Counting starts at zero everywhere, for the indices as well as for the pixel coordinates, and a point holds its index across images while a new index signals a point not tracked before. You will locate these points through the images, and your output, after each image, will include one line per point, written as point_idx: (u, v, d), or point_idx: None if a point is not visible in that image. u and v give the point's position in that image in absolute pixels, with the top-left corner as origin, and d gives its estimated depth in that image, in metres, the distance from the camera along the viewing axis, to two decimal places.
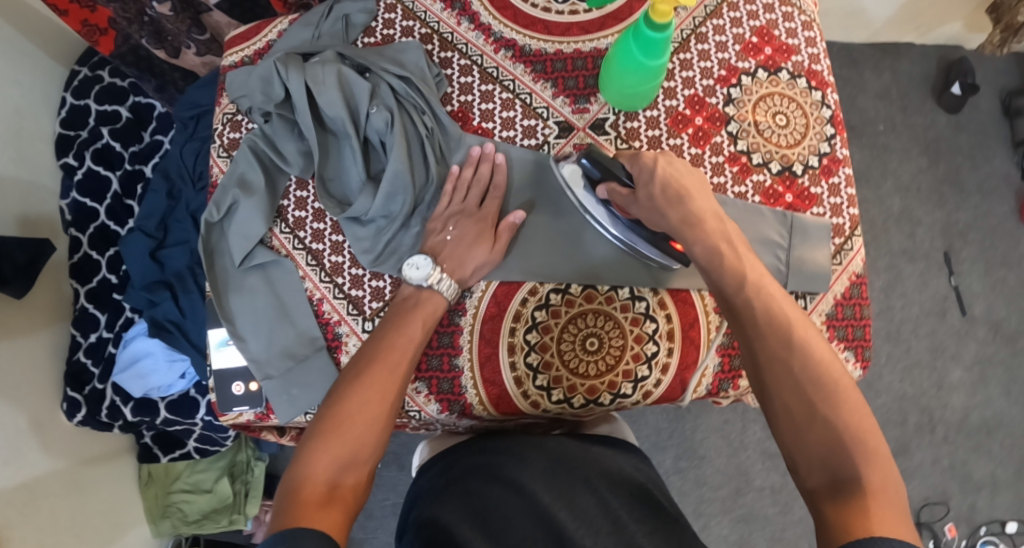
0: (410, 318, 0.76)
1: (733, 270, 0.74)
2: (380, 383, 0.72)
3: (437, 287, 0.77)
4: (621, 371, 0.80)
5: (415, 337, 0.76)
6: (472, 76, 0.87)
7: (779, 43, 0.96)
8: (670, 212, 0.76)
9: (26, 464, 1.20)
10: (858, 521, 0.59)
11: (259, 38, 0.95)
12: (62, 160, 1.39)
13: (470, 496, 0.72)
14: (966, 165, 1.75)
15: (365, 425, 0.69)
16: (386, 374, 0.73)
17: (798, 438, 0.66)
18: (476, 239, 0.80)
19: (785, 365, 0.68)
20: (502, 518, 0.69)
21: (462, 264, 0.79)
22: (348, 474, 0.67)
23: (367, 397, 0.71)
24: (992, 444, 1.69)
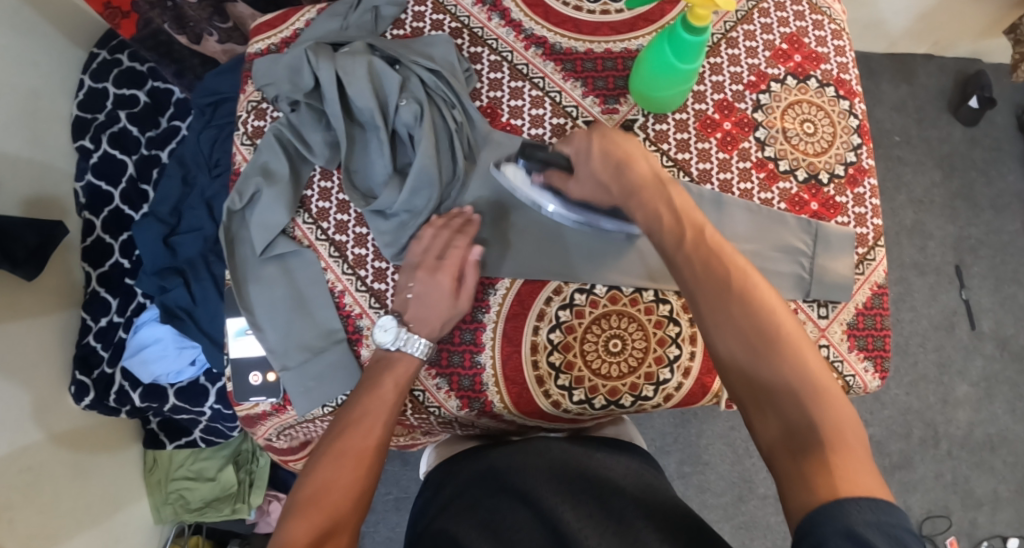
0: (381, 377, 0.75)
1: (671, 226, 0.72)
2: (356, 449, 0.70)
3: (405, 349, 0.76)
4: (643, 373, 0.80)
5: (389, 399, 0.74)
6: (502, 72, 0.87)
7: (810, 50, 0.96)
8: (609, 177, 0.75)
9: (32, 445, 1.20)
10: (821, 476, 0.58)
11: (286, 26, 0.94)
12: (78, 142, 1.38)
13: (476, 508, 0.74)
14: (980, 180, 1.75)
15: (344, 495, 0.67)
16: (362, 434, 0.71)
17: (753, 389, 0.64)
18: (439, 295, 0.77)
19: (728, 318, 0.66)
20: (510, 529, 0.71)
21: (426, 316, 0.77)
22: (331, 547, 0.64)
23: (345, 459, 0.69)
24: (995, 460, 1.70)
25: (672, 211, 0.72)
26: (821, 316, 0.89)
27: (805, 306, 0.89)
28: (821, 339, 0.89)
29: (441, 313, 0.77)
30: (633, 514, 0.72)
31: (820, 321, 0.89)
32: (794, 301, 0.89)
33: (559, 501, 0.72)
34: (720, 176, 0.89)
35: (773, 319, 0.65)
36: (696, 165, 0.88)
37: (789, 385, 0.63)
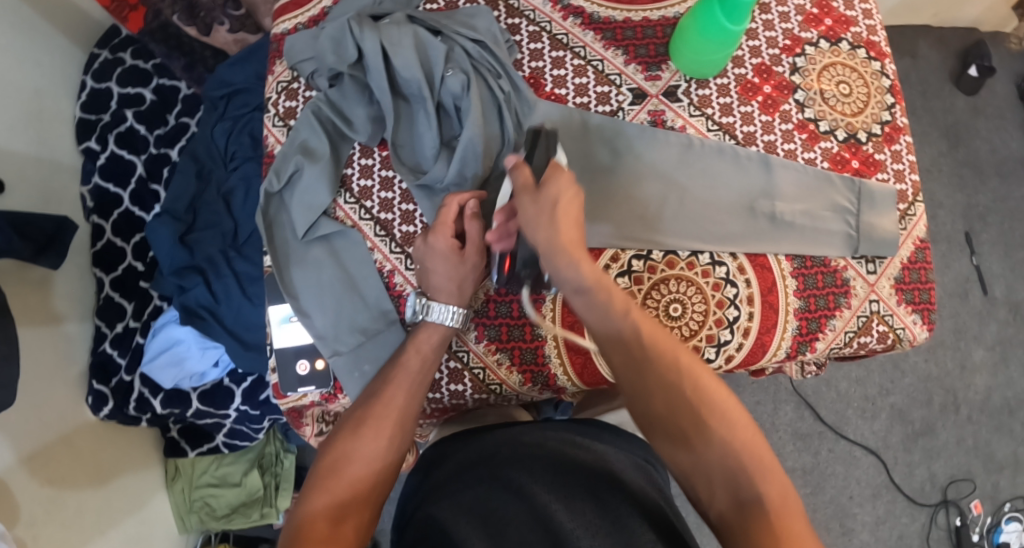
0: (403, 348, 0.75)
1: (607, 299, 0.70)
2: (376, 419, 0.69)
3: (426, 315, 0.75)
4: (704, 336, 0.80)
5: (412, 370, 0.73)
6: (542, 43, 0.85)
7: (839, 14, 0.95)
8: (551, 234, 0.69)
9: (50, 459, 1.15)
10: (771, 543, 0.59)
11: (313, 5, 0.93)
12: (84, 144, 1.34)
13: (462, 499, 0.70)
14: (984, 148, 1.78)
15: (363, 465, 0.67)
16: (384, 403, 0.71)
17: (696, 463, 0.64)
18: (446, 258, 0.75)
19: (665, 399, 0.66)
20: (500, 520, 0.67)
21: (439, 280, 0.75)
22: (349, 518, 0.63)
23: (366, 427, 0.69)
24: (1014, 423, 1.72)
25: (606, 283, 0.69)
26: (870, 272, 0.88)
27: (853, 262, 0.88)
28: (870, 295, 0.88)
29: (455, 277, 0.75)
30: (628, 513, 0.68)
31: (869, 276, 0.88)
32: (842, 259, 0.88)
33: (554, 496, 0.68)
34: (765, 139, 0.87)
35: (707, 391, 0.66)
36: (741, 129, 0.86)
37: (734, 458, 0.64)
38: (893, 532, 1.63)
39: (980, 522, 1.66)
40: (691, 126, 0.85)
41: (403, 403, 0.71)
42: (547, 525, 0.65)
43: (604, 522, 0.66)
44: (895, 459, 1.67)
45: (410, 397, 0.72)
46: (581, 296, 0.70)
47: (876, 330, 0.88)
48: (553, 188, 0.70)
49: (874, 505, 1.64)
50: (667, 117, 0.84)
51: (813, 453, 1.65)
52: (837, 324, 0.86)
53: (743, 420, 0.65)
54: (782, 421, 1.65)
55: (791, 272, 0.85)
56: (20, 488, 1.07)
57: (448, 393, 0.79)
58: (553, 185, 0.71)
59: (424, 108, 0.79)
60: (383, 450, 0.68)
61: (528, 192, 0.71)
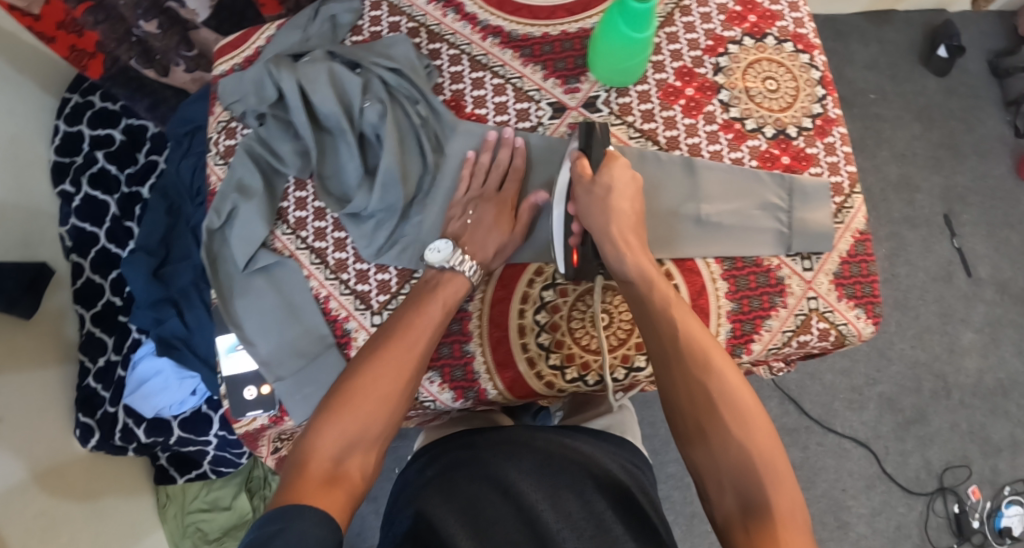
0: (426, 300, 0.76)
1: (649, 292, 0.74)
2: (393, 357, 0.72)
3: (458, 269, 0.77)
4: (633, 344, 0.79)
5: (429, 323, 0.75)
6: (462, 65, 0.87)
7: (763, 9, 0.94)
8: (605, 219, 0.75)
9: (40, 489, 1.19)
10: None
11: (248, 46, 0.97)
12: (59, 187, 1.39)
13: (455, 491, 0.73)
14: (960, 128, 1.75)
15: (375, 403, 0.70)
16: (403, 344, 0.73)
17: (710, 458, 0.67)
18: (491, 220, 0.79)
19: (688, 394, 0.69)
20: (487, 519, 0.69)
21: (484, 240, 0.78)
22: (355, 456, 0.68)
23: (382, 363, 0.72)
24: (1009, 404, 1.69)
25: (650, 276, 0.74)
26: (806, 269, 0.88)
27: (788, 260, 0.88)
28: (808, 292, 0.87)
29: (497, 238, 0.79)
30: (612, 517, 0.70)
31: (805, 274, 0.88)
32: (776, 257, 0.88)
33: (540, 496, 0.71)
34: (689, 142, 0.87)
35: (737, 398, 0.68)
36: (663, 133, 0.87)
37: (745, 461, 0.65)
38: (890, 522, 1.61)
39: (979, 508, 1.63)
40: (611, 136, 0.86)
41: (421, 351, 0.74)
42: (534, 528, 0.68)
43: (587, 525, 0.69)
44: (886, 449, 1.65)
45: (424, 344, 0.74)
46: (627, 288, 0.75)
47: (816, 328, 0.87)
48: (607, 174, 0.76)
49: (868, 496, 1.62)
50: None
51: (801, 447, 1.64)
52: (774, 324, 0.86)
53: (762, 428, 0.66)
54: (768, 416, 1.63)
55: (721, 274, 0.85)
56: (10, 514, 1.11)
57: None
58: (606, 174, 0.76)
59: (346, 140, 0.81)
60: (389, 395, 0.71)
61: (584, 183, 0.76)
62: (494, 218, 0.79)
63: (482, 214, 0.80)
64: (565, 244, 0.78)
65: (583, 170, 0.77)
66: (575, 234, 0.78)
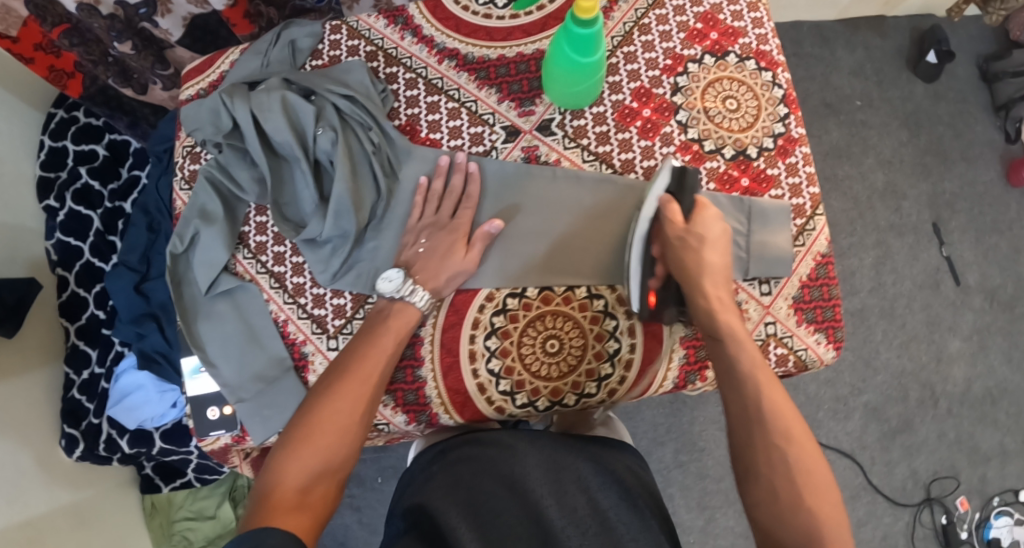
0: (380, 328, 0.77)
1: (745, 356, 0.77)
2: (351, 385, 0.74)
3: (408, 299, 0.78)
4: (584, 370, 0.80)
5: (386, 349, 0.76)
6: (418, 89, 0.87)
7: (725, 27, 0.92)
8: (703, 272, 0.78)
9: (33, 503, 1.20)
10: None
11: (212, 70, 0.98)
12: (44, 202, 1.41)
13: (458, 485, 0.76)
14: (948, 134, 1.74)
15: (336, 430, 0.72)
16: (361, 372, 0.75)
17: (778, 521, 0.70)
18: (449, 248, 0.79)
19: (773, 460, 0.72)
20: (490, 512, 0.73)
21: (435, 271, 0.79)
22: (319, 485, 0.69)
23: (342, 391, 0.74)
24: (998, 412, 1.67)
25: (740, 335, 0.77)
26: (763, 294, 0.88)
27: (745, 284, 0.88)
28: (766, 317, 0.88)
29: (444, 268, 0.79)
30: (614, 517, 0.76)
31: (763, 298, 0.88)
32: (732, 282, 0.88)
33: (545, 494, 0.76)
34: (645, 164, 0.86)
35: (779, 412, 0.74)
36: (618, 156, 0.86)
37: (810, 529, 0.69)
38: (875, 533, 1.60)
39: (967, 518, 1.62)
40: (565, 159, 0.85)
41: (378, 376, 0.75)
42: (537, 522, 0.73)
43: (590, 525, 0.74)
44: (873, 459, 1.63)
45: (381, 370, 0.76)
46: (718, 344, 0.78)
47: (773, 353, 0.87)
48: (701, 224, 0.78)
49: (854, 506, 1.61)
50: (540, 151, 0.85)
51: None
52: None
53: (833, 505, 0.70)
54: None
55: None
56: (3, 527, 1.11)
57: None
58: (700, 223, 0.78)
59: (301, 167, 0.83)
60: (348, 421, 0.72)
61: (678, 232, 0.78)
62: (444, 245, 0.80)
63: (434, 243, 0.80)
64: (642, 285, 0.79)
65: (674, 215, 0.78)
66: (655, 277, 0.81)
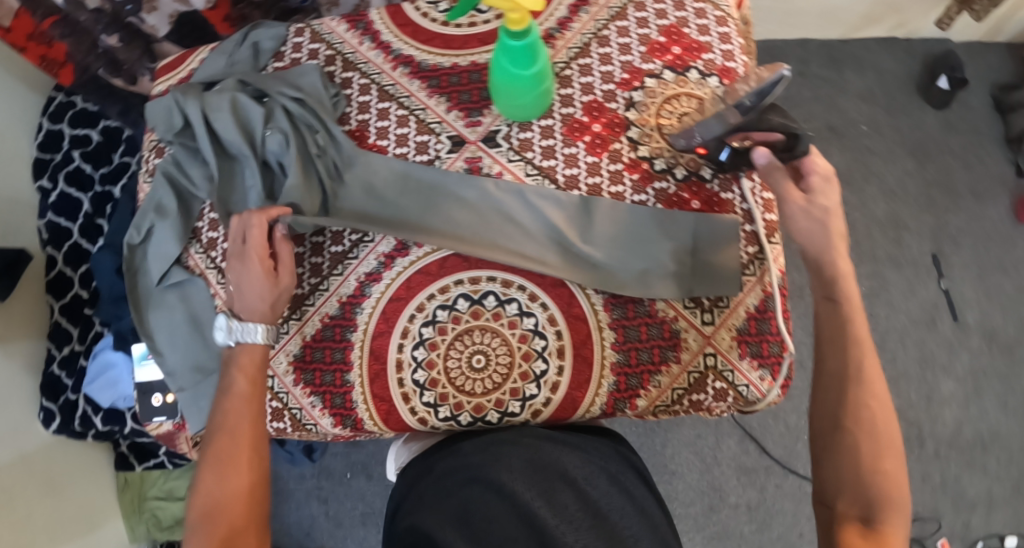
0: (231, 379, 0.77)
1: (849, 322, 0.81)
2: (230, 455, 0.73)
3: (243, 340, 0.78)
4: (509, 389, 0.79)
5: (243, 394, 0.76)
6: (370, 95, 0.88)
7: (690, 41, 0.91)
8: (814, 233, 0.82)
9: (7, 469, 1.24)
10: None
11: (183, 67, 1.00)
12: (38, 182, 1.46)
13: (450, 499, 0.72)
14: (956, 165, 1.68)
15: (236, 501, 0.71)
16: (230, 432, 0.74)
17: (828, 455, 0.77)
18: (258, 285, 0.78)
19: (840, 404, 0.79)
20: (484, 520, 0.68)
21: (247, 302, 0.78)
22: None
23: (222, 465, 0.72)
24: (988, 458, 1.60)
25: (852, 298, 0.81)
26: (705, 323, 0.83)
27: (685, 312, 0.83)
28: (706, 348, 0.83)
29: (265, 297, 0.78)
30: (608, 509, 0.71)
31: (704, 328, 0.83)
32: (673, 309, 0.83)
33: (535, 495, 0.70)
34: (589, 181, 0.85)
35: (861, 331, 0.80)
36: (562, 172, 0.85)
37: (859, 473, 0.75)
38: None
39: None
40: (508, 172, 0.85)
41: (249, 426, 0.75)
42: (532, 524, 0.67)
43: (587, 520, 0.69)
44: None
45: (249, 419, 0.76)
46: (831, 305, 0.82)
47: (711, 387, 0.82)
48: (822, 197, 0.82)
49: None
50: (484, 163, 0.85)
51: (759, 488, 1.52)
52: (664, 380, 0.82)
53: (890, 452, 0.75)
54: (724, 455, 1.54)
55: (609, 323, 0.82)
56: None
57: (274, 428, 0.84)
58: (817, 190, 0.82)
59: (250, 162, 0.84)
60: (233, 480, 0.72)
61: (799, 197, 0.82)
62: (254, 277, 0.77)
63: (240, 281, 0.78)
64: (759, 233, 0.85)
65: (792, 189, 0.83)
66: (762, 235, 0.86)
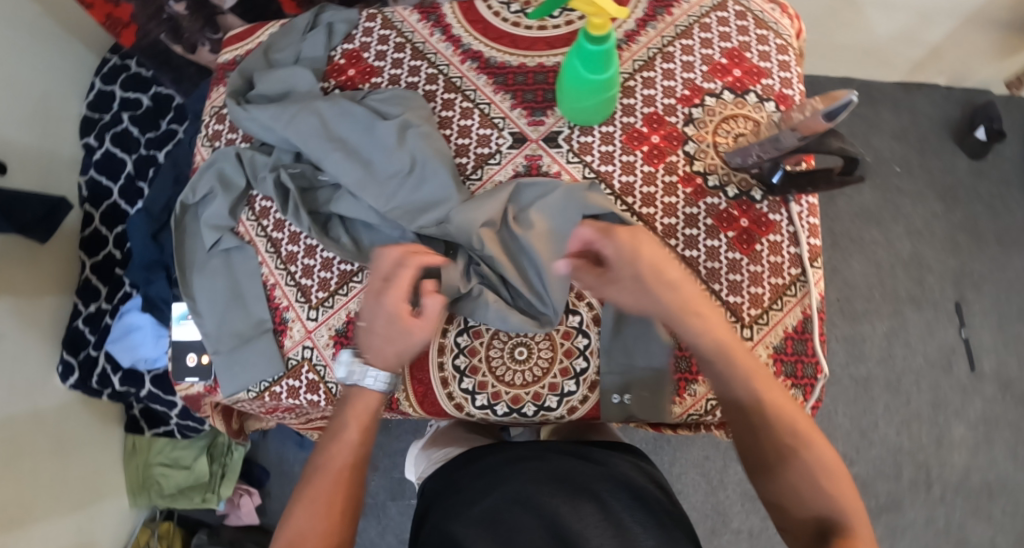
0: (343, 420, 0.77)
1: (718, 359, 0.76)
2: (323, 488, 0.72)
3: (360, 382, 0.77)
4: (547, 384, 0.80)
5: (352, 442, 0.75)
6: (437, 85, 0.90)
7: (750, 65, 0.93)
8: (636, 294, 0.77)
9: (18, 420, 1.24)
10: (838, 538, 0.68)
11: (251, 39, 1.04)
12: (85, 139, 1.49)
13: (475, 507, 0.80)
14: (985, 214, 1.68)
15: (318, 538, 0.70)
16: (330, 473, 0.73)
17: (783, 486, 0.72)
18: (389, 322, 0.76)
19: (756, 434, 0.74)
20: (508, 528, 0.76)
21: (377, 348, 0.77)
22: None
23: (314, 500, 0.72)
24: (994, 508, 1.60)
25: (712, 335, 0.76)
26: (745, 338, 0.86)
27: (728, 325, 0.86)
28: None
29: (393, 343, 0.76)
30: (629, 517, 0.77)
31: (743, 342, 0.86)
32: None
33: (560, 503, 0.77)
34: (644, 190, 0.86)
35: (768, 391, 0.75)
36: (618, 178, 0.86)
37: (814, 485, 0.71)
38: None
39: None
40: (566, 173, 0.86)
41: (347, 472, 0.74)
42: (556, 532, 0.74)
43: (607, 525, 0.75)
44: None
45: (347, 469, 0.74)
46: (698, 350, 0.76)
47: None
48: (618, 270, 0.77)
49: None
50: (543, 161, 0.86)
51: (762, 516, 1.52)
52: (698, 390, 0.82)
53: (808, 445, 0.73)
54: (731, 480, 1.54)
55: None
56: None
57: (306, 399, 0.87)
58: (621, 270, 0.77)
59: (333, 153, 0.84)
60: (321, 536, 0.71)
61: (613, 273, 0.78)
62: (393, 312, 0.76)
63: (375, 318, 0.77)
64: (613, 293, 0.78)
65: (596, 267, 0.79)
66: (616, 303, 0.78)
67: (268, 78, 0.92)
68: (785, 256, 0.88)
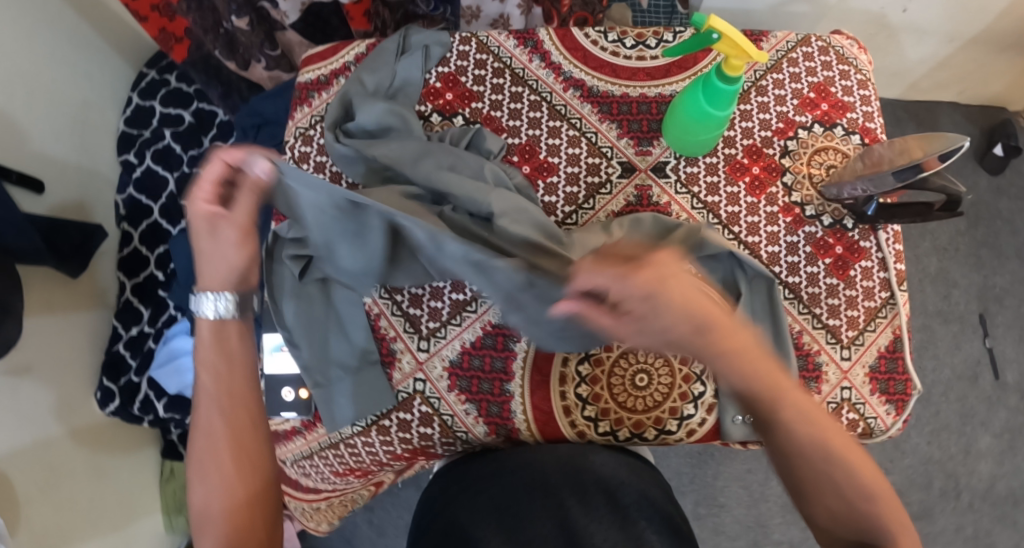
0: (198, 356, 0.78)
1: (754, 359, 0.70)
2: (222, 427, 0.76)
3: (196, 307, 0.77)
4: (668, 408, 0.82)
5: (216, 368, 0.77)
6: (541, 112, 0.92)
7: (836, 99, 0.97)
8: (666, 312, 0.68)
9: (53, 442, 1.19)
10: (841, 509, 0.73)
11: (336, 59, 1.00)
12: (123, 156, 1.46)
13: (482, 495, 0.75)
14: (1005, 230, 1.75)
15: (242, 477, 0.76)
16: (221, 414, 0.77)
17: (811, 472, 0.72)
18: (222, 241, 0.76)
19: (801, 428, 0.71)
20: (515, 517, 0.72)
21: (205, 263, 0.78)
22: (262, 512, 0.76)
23: (225, 429, 0.76)
24: (1019, 514, 1.66)
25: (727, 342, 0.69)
26: (843, 358, 0.88)
27: (827, 347, 0.88)
28: (842, 382, 0.88)
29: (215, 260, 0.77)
30: (636, 511, 0.72)
31: (842, 362, 0.88)
32: (816, 343, 0.88)
33: (570, 499, 0.73)
34: (748, 220, 0.90)
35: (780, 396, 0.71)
36: (724, 208, 0.90)
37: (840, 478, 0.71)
38: None
39: None
40: (675, 203, 0.89)
41: (230, 408, 0.77)
42: (565, 527, 0.70)
43: (613, 520, 0.71)
44: None
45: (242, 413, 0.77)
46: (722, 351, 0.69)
47: (845, 417, 0.87)
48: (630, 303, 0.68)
49: None
50: (653, 192, 0.89)
51: (802, 527, 1.55)
52: None
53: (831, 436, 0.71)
54: (772, 492, 1.56)
55: None
56: (19, 462, 1.10)
57: (417, 432, 0.88)
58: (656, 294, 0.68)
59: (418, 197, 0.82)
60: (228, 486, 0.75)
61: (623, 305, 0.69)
62: (227, 237, 0.76)
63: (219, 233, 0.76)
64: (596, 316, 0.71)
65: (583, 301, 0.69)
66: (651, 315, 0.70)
67: (368, 109, 0.87)
68: (875, 281, 0.90)
